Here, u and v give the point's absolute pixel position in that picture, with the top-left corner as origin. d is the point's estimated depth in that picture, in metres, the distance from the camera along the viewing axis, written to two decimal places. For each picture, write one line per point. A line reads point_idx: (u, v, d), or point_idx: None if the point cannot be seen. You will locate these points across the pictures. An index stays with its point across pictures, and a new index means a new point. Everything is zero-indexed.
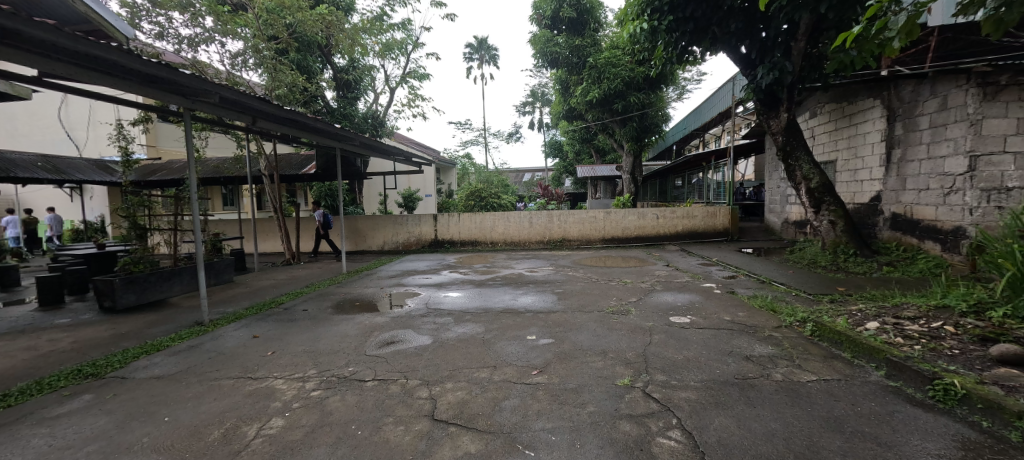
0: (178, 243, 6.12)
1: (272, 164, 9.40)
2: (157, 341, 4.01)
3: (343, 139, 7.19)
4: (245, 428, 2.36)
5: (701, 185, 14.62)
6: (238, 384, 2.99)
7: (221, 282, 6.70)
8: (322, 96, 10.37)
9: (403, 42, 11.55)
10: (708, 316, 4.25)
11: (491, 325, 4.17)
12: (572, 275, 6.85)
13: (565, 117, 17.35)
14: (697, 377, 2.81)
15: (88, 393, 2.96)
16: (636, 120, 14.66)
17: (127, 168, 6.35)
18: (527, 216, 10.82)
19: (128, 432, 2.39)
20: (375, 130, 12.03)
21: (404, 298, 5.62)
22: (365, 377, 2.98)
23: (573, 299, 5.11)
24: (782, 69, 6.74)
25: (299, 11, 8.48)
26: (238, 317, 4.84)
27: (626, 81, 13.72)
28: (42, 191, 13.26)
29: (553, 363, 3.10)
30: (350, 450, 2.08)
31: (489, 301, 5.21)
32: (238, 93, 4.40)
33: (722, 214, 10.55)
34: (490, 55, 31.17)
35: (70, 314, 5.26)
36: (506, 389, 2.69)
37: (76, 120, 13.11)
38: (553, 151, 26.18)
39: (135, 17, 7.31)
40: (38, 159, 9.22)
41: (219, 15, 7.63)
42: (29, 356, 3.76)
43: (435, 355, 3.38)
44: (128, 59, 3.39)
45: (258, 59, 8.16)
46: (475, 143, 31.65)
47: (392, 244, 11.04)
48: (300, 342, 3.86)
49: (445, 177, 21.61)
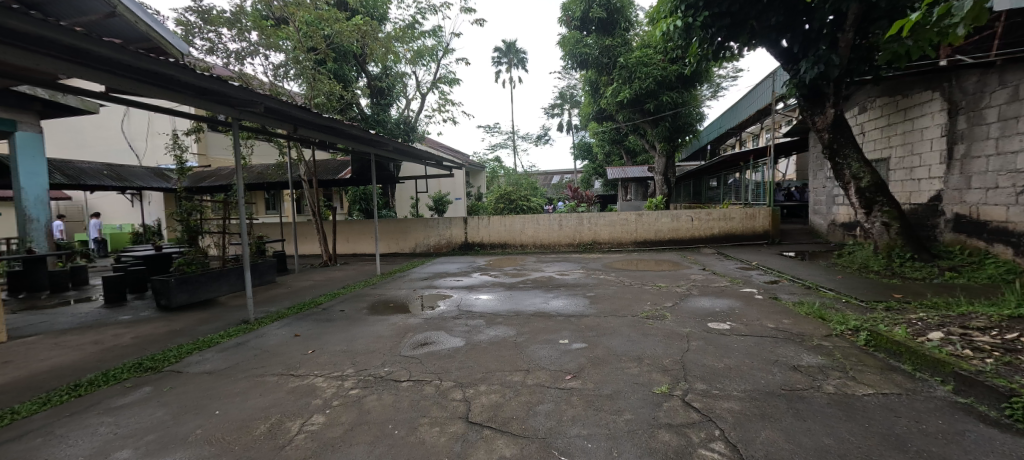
0: (227, 244, 6.48)
1: (311, 170, 9.81)
2: (208, 338, 4.26)
3: (377, 145, 7.41)
4: (288, 423, 2.45)
5: (737, 185, 14.03)
6: (279, 381, 3.11)
7: (265, 282, 7.00)
8: (357, 103, 10.70)
9: (434, 49, 11.75)
10: (749, 323, 4.04)
11: (522, 328, 4.16)
12: (604, 278, 6.75)
13: (597, 118, 17.10)
14: (739, 387, 2.68)
15: (148, 385, 3.19)
16: (670, 119, 14.16)
17: (181, 175, 6.72)
18: (557, 219, 10.72)
19: (183, 424, 2.54)
20: (407, 135, 12.34)
21: (435, 300, 5.71)
22: (400, 378, 3.04)
23: (605, 303, 5.03)
24: (828, 62, 6.36)
25: (337, 23, 8.86)
26: (282, 316, 5.08)
27: (658, 80, 13.31)
28: (106, 197, 14.46)
29: (587, 368, 3.04)
30: (387, 449, 2.12)
31: (520, 303, 5.22)
32: (281, 102, 4.61)
33: (762, 216, 10.09)
34: (519, 58, 31.27)
35: (132, 311, 5.67)
36: (540, 394, 2.66)
37: (136, 132, 14.23)
38: (583, 153, 25.77)
39: (189, 34, 7.87)
40: (104, 168, 10.03)
41: (263, 29, 8.07)
42: (95, 349, 4.07)
43: (467, 357, 3.40)
44: (183, 73, 3.63)
45: (298, 70, 8.59)
46: (504, 147, 31.39)
47: (424, 246, 11.24)
48: (339, 341, 3.99)
49: (475, 180, 21.70)
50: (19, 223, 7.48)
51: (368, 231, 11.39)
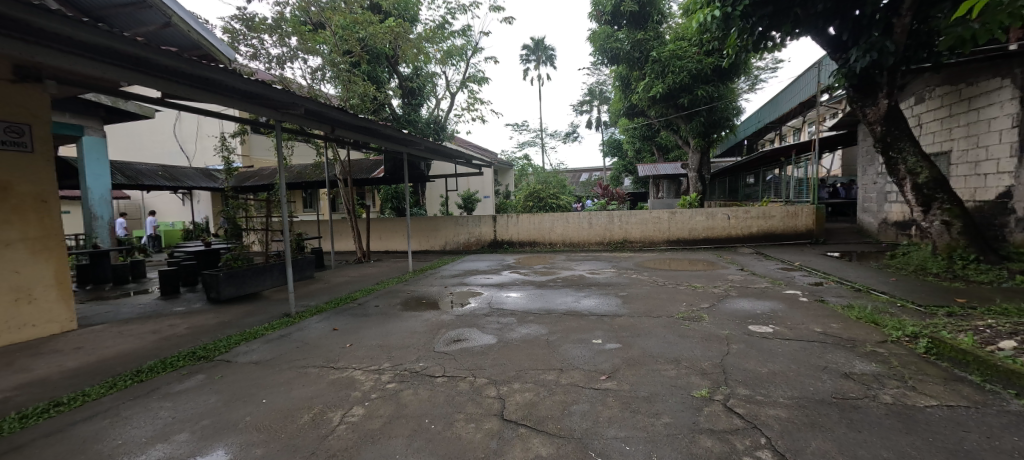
0: (269, 241, 6.78)
1: (346, 169, 10.14)
2: (254, 330, 4.48)
3: (409, 144, 7.55)
4: (330, 414, 2.54)
5: (777, 182, 13.39)
6: (320, 373, 3.22)
7: (304, 277, 7.30)
8: (389, 104, 10.95)
9: (463, 48, 11.85)
10: (794, 327, 3.84)
11: (554, 327, 4.13)
12: (636, 277, 6.61)
13: (627, 114, 16.74)
14: (786, 393, 2.55)
15: (202, 373, 3.39)
16: (704, 114, 13.68)
17: (228, 175, 7.10)
18: (587, 217, 10.60)
19: (234, 411, 2.68)
20: (437, 134, 12.52)
21: (466, 297, 5.76)
22: (435, 373, 3.09)
23: (639, 303, 4.92)
24: (882, 49, 5.95)
25: (371, 26, 9.09)
26: (321, 310, 5.28)
27: (692, 74, 12.87)
28: (161, 196, 15.49)
29: (622, 369, 2.98)
30: (424, 443, 2.16)
31: (551, 301, 5.19)
32: (320, 104, 4.78)
33: (805, 214, 9.59)
34: (547, 56, 31.07)
35: (184, 303, 6.04)
36: (575, 394, 2.63)
37: (187, 134, 15.15)
38: (612, 149, 25.31)
39: (235, 41, 8.28)
40: (159, 169, 10.74)
41: (302, 34, 8.38)
42: (154, 338, 4.37)
43: (500, 354, 3.42)
44: (232, 78, 3.83)
45: (334, 72, 8.87)
46: (532, 144, 31.25)
47: (454, 244, 11.39)
48: (375, 336, 4.10)
49: (503, 178, 21.76)
50: (85, 220, 8.13)
51: (400, 229, 11.66)
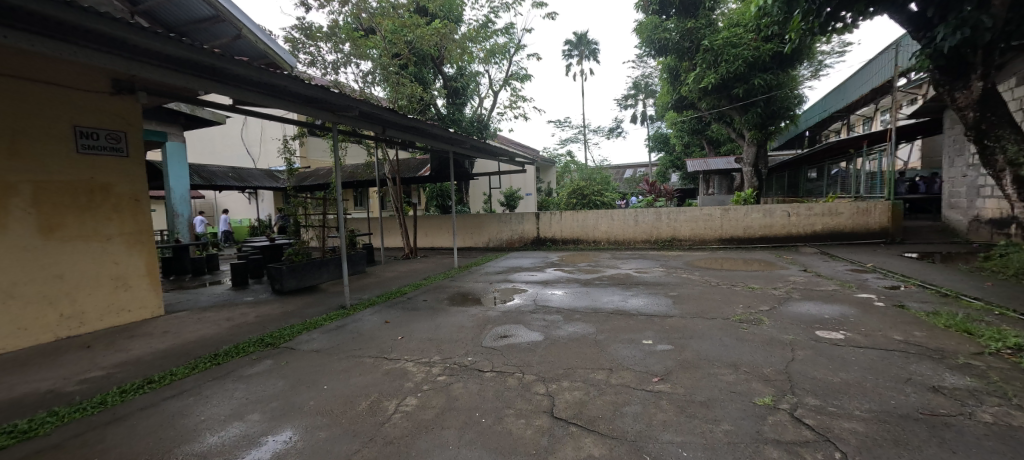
0: (326, 237, 7.20)
1: (395, 169, 10.53)
2: (314, 320, 4.77)
3: (455, 142, 7.69)
4: (386, 402, 2.66)
5: (845, 176, 12.30)
6: (375, 363, 3.38)
7: (357, 272, 7.68)
8: (435, 104, 11.24)
9: (506, 46, 11.90)
10: (869, 334, 3.52)
11: (602, 326, 4.05)
12: (687, 277, 6.35)
13: (676, 107, 16.06)
14: (863, 406, 2.34)
15: (270, 359, 3.66)
16: (762, 105, 12.83)
17: (290, 175, 7.60)
18: (632, 215, 10.31)
19: (300, 395, 2.87)
20: (481, 133, 12.68)
21: (511, 294, 5.80)
22: (484, 368, 3.13)
23: (691, 304, 4.72)
24: (977, 24, 5.28)
25: (419, 28, 9.34)
26: (373, 303, 5.53)
27: (748, 62, 12.10)
28: (230, 196, 16.89)
29: (676, 372, 2.87)
30: (476, 436, 2.19)
31: (598, 300, 5.10)
32: (373, 105, 4.98)
33: (879, 211, 8.74)
34: (590, 50, 30.49)
35: (253, 294, 6.56)
36: (626, 395, 2.57)
37: (252, 138, 16.39)
38: (659, 144, 24.42)
39: (295, 49, 8.83)
40: (230, 171, 11.72)
41: (355, 39, 8.77)
42: (228, 325, 4.77)
43: (548, 352, 3.40)
44: (295, 84, 4.09)
45: (384, 75, 9.22)
46: (575, 141, 30.81)
47: (497, 241, 11.50)
48: (425, 330, 4.23)
49: (545, 176, 21.66)
50: (168, 217, 9.05)
51: (445, 226, 11.95)
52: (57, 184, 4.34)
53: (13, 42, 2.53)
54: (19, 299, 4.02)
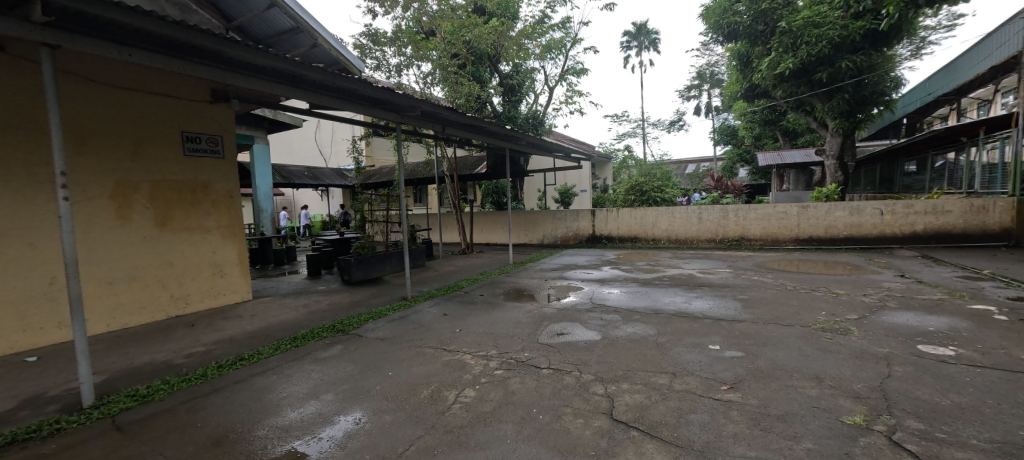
0: (389, 232, 7.54)
1: (453, 166, 10.85)
2: (379, 310, 5.06)
3: (511, 139, 7.72)
4: (446, 392, 2.75)
5: (954, 169, 10.69)
6: (435, 354, 3.51)
7: (417, 265, 8.03)
8: (491, 102, 11.40)
9: (562, 41, 11.74)
10: (988, 352, 3.02)
11: (663, 327, 3.88)
12: (758, 279, 5.88)
13: (746, 97, 14.89)
14: (980, 435, 2.02)
15: (341, 344, 3.94)
16: (849, 90, 11.48)
17: (358, 173, 8.11)
18: (696, 212, 9.75)
19: (367, 379, 3.06)
20: (536, 129, 12.65)
21: (567, 291, 5.74)
22: (541, 364, 3.13)
23: (763, 308, 4.36)
24: None
25: (476, 28, 9.50)
26: (432, 296, 5.74)
27: (834, 43, 10.84)
28: (306, 193, 18.41)
29: (747, 381, 2.67)
30: (534, 432, 2.20)
31: (658, 301, 4.89)
32: (434, 104, 5.14)
33: (999, 208, 7.49)
34: (650, 40, 29.20)
35: (325, 284, 7.10)
36: (691, 401, 2.43)
37: (325, 140, 17.72)
38: (726, 137, 22.83)
39: (363, 55, 9.39)
40: (306, 170, 12.76)
41: (417, 42, 9.13)
42: (305, 311, 5.21)
43: (605, 352, 3.32)
44: (364, 86, 4.32)
45: (443, 76, 9.51)
46: (633, 135, 29.73)
47: (552, 238, 11.45)
48: (482, 323, 4.32)
49: (600, 172, 21.15)
50: (255, 213, 10.07)
51: (500, 222, 12.11)
52: (168, 183, 4.98)
53: (137, 60, 2.92)
54: (138, 282, 4.68)
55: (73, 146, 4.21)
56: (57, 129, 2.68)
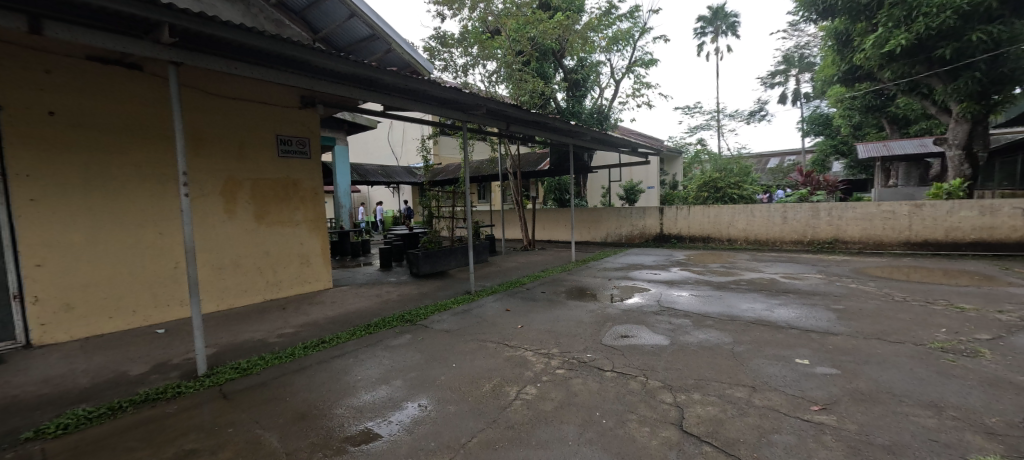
0: (454, 227, 7.78)
1: (516, 163, 10.93)
2: (444, 302, 5.25)
3: (575, 134, 7.58)
4: (507, 388, 2.77)
5: None
6: (497, 349, 3.56)
7: (481, 261, 8.22)
8: (554, 98, 11.30)
9: (630, 31, 11.27)
10: None
11: (740, 336, 3.58)
12: (856, 287, 5.20)
13: (843, 81, 13.18)
14: None
15: (409, 333, 4.15)
16: (982, 67, 9.66)
17: (426, 171, 8.49)
18: (780, 211, 8.85)
19: (433, 369, 3.18)
20: (600, 125, 12.30)
21: (632, 292, 5.52)
22: (604, 367, 3.03)
23: (862, 320, 3.85)
24: None
25: (541, 23, 9.44)
26: (495, 291, 5.84)
27: (962, 12, 9.10)
28: (380, 190, 19.70)
29: (843, 402, 2.36)
30: (596, 437, 2.13)
31: (734, 307, 4.52)
32: (499, 102, 5.20)
33: None
34: (728, 24, 26.99)
35: (396, 275, 7.54)
36: (774, 420, 2.21)
37: (397, 140, 18.81)
38: (818, 127, 20.44)
39: (432, 57, 9.79)
40: (380, 169, 13.65)
41: (482, 42, 9.31)
42: (377, 300, 5.58)
43: (674, 358, 3.13)
44: (433, 87, 4.50)
45: (507, 73, 9.60)
46: (706, 128, 27.77)
47: (616, 236, 11.09)
48: (544, 321, 4.31)
49: (669, 167, 20.05)
50: (335, 208, 10.97)
51: (563, 219, 12.00)
52: (265, 181, 5.58)
53: (241, 72, 3.30)
54: (241, 268, 5.33)
55: (192, 150, 4.87)
56: (181, 136, 3.11)
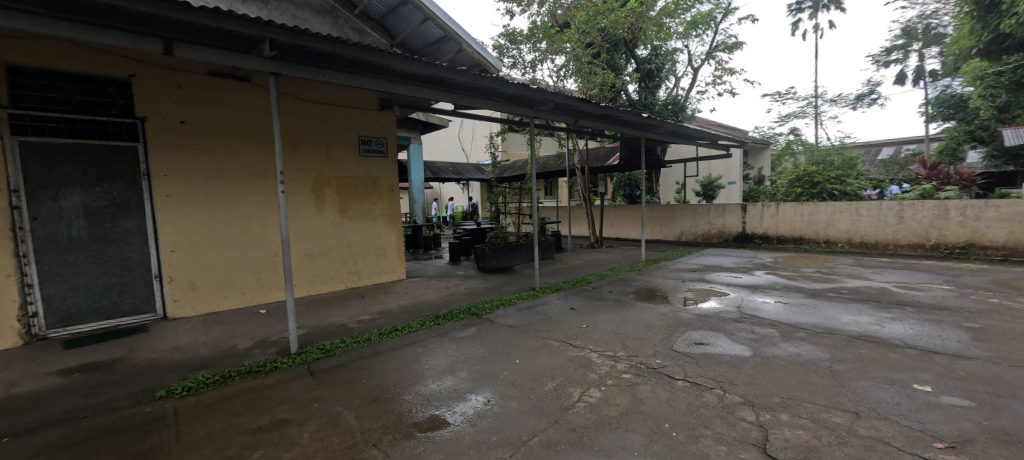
0: (520, 223, 7.83)
1: (584, 158, 10.68)
2: (509, 298, 5.31)
3: (648, 127, 7.19)
4: (570, 388, 2.71)
5: None
6: (561, 348, 3.50)
7: (546, 257, 8.18)
8: (625, 90, 10.84)
9: (711, 13, 10.40)
10: None
11: (839, 351, 3.15)
12: (1000, 302, 4.30)
13: (985, 53, 10.94)
14: None
15: (474, 327, 4.26)
16: None
17: (494, 167, 8.63)
18: (894, 209, 7.61)
19: (497, 364, 3.23)
20: (676, 116, 11.55)
21: (709, 296, 5.12)
22: (675, 375, 2.84)
23: (1007, 344, 3.17)
24: None
25: (612, 13, 9.08)
26: (560, 289, 5.77)
27: None
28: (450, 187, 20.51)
29: (979, 442, 1.96)
30: (664, 450, 2.00)
31: (833, 318, 3.98)
32: (567, 96, 5.10)
33: None
34: None
35: (464, 269, 7.79)
36: (882, 453, 1.90)
37: (467, 138, 19.40)
38: (949, 110, 17.23)
39: (501, 55, 9.91)
40: (450, 166, 14.19)
41: (551, 36, 9.19)
42: (446, 293, 5.80)
43: (758, 371, 2.84)
44: (501, 84, 4.54)
45: (576, 67, 9.39)
46: (800, 116, 24.84)
47: (691, 235, 10.38)
48: (610, 322, 4.16)
49: (755, 161, 18.26)
50: (410, 203, 11.63)
51: (633, 216, 11.51)
52: (349, 179, 6.07)
53: (329, 79, 3.59)
54: (328, 257, 5.86)
55: (289, 150, 5.45)
56: (279, 139, 3.47)
